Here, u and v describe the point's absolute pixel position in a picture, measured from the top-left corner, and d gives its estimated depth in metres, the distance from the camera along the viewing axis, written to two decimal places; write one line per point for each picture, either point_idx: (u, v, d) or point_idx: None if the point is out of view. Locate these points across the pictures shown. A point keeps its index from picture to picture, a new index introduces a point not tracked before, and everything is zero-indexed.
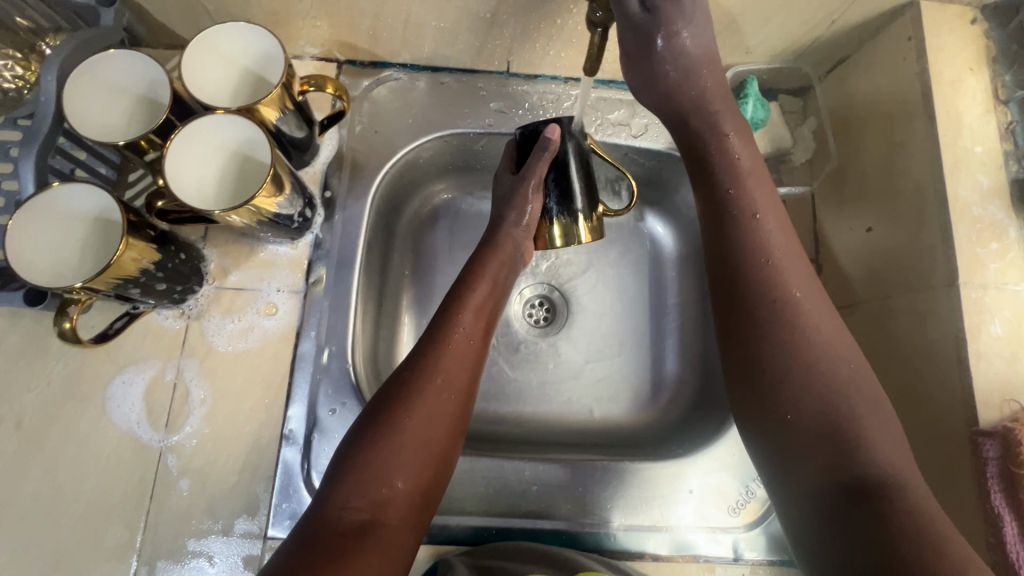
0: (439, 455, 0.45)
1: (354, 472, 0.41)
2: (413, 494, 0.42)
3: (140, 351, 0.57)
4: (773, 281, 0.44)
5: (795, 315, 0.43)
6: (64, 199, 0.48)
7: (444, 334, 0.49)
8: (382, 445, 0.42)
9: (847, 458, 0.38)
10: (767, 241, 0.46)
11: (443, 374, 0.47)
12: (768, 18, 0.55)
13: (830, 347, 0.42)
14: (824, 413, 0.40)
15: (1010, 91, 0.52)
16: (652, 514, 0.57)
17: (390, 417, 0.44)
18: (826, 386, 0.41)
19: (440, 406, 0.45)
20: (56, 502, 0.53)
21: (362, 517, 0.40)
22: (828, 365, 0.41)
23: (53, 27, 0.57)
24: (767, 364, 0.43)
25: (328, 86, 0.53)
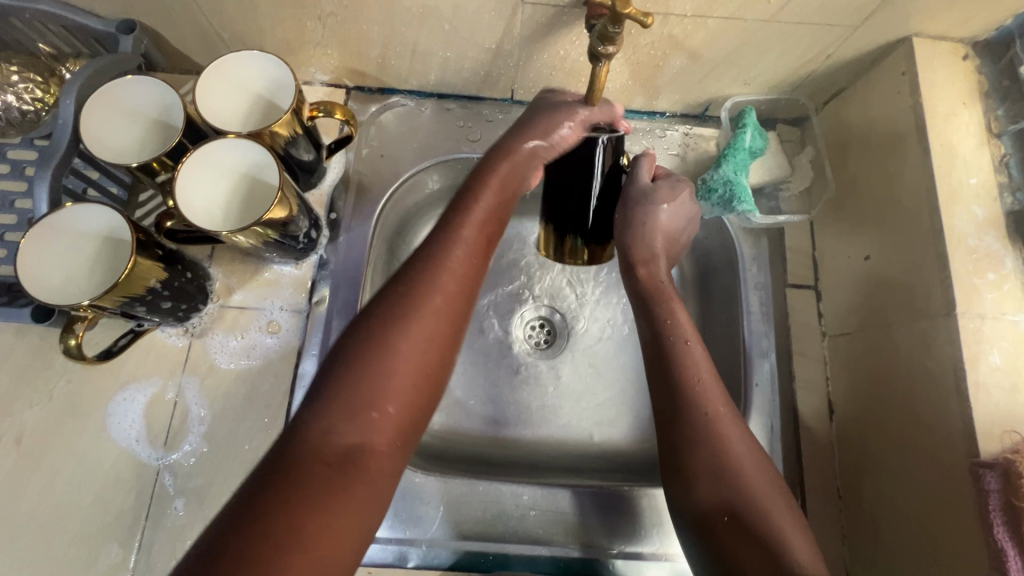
0: (432, 375, 0.42)
1: (343, 393, 0.39)
2: (403, 418, 0.40)
3: (142, 369, 0.57)
4: (701, 401, 0.48)
5: (720, 432, 0.47)
6: (75, 220, 0.49)
7: (442, 256, 0.46)
8: (371, 368, 0.40)
9: (776, 561, 0.40)
10: (695, 366, 0.50)
11: (440, 290, 0.44)
12: (765, 52, 0.57)
13: (748, 466, 0.45)
14: (753, 513, 0.43)
15: (1003, 125, 0.53)
16: (651, 542, 0.57)
17: (374, 339, 0.41)
18: (745, 498, 0.43)
19: (434, 326, 0.43)
20: (50, 521, 0.53)
21: (350, 443, 0.37)
22: (748, 482, 0.44)
23: (73, 52, 0.59)
24: (695, 470, 0.45)
25: (337, 111, 0.55)
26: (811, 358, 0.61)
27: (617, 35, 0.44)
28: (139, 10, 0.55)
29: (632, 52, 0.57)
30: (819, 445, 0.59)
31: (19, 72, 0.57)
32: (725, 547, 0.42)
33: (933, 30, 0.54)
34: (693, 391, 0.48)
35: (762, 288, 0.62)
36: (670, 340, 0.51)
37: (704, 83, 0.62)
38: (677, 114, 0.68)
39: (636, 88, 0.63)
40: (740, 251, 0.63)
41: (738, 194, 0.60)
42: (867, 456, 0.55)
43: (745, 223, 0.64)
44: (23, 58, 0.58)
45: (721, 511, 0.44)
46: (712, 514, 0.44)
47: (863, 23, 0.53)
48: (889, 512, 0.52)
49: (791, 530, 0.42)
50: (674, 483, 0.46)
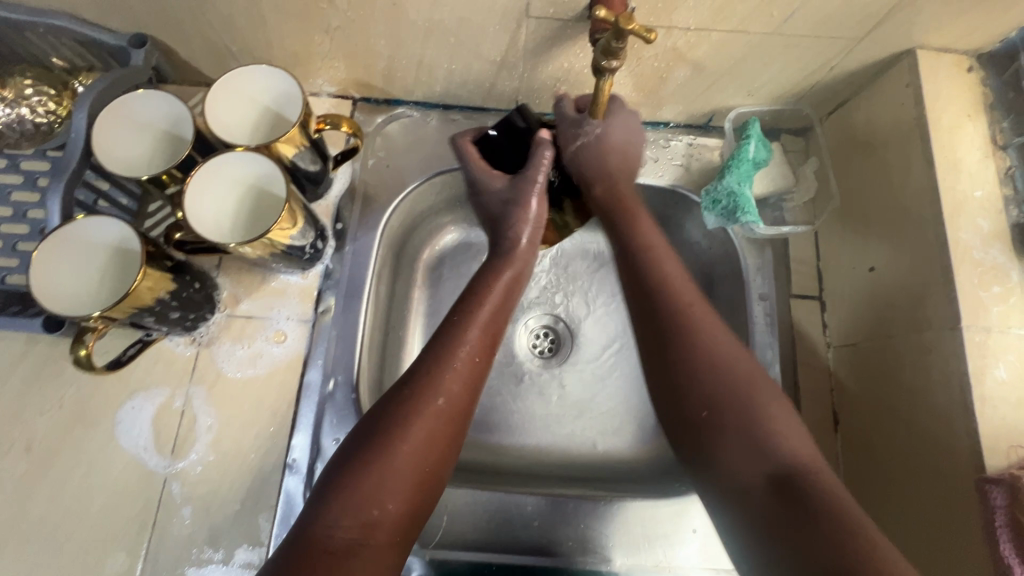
0: (430, 477, 0.44)
1: (350, 488, 0.41)
2: (403, 513, 0.42)
3: (150, 377, 0.58)
4: (678, 304, 0.50)
5: (697, 330, 0.48)
6: (86, 232, 0.50)
7: (447, 357, 0.48)
8: (376, 466, 0.42)
9: (764, 450, 0.42)
10: (671, 278, 0.51)
11: (445, 392, 0.46)
12: (769, 64, 0.57)
13: (728, 354, 0.47)
14: (735, 400, 0.45)
15: (1008, 137, 0.53)
16: (655, 553, 0.56)
17: (383, 434, 0.43)
18: (725, 384, 0.45)
19: (437, 427, 0.45)
20: (59, 528, 0.53)
21: (352, 537, 0.39)
22: (731, 378, 0.46)
23: (86, 65, 0.60)
24: (682, 374, 0.47)
25: (343, 124, 0.56)
26: (815, 369, 0.61)
27: (621, 50, 0.45)
28: (151, 25, 0.56)
29: (637, 64, 0.57)
30: (824, 457, 0.59)
31: (32, 85, 0.59)
32: (710, 438, 0.44)
33: (937, 42, 0.54)
34: (670, 296, 0.50)
35: (766, 299, 0.62)
36: (641, 255, 0.53)
37: (708, 94, 0.62)
38: (681, 124, 0.68)
39: (640, 99, 0.63)
40: (744, 261, 0.63)
41: (742, 206, 0.60)
42: (873, 468, 0.55)
43: (749, 233, 0.64)
44: (37, 70, 0.60)
45: (703, 405, 0.45)
46: (697, 408, 0.46)
47: (867, 35, 0.53)
48: (894, 525, 0.52)
49: (771, 414, 0.44)
50: (664, 394, 0.48)
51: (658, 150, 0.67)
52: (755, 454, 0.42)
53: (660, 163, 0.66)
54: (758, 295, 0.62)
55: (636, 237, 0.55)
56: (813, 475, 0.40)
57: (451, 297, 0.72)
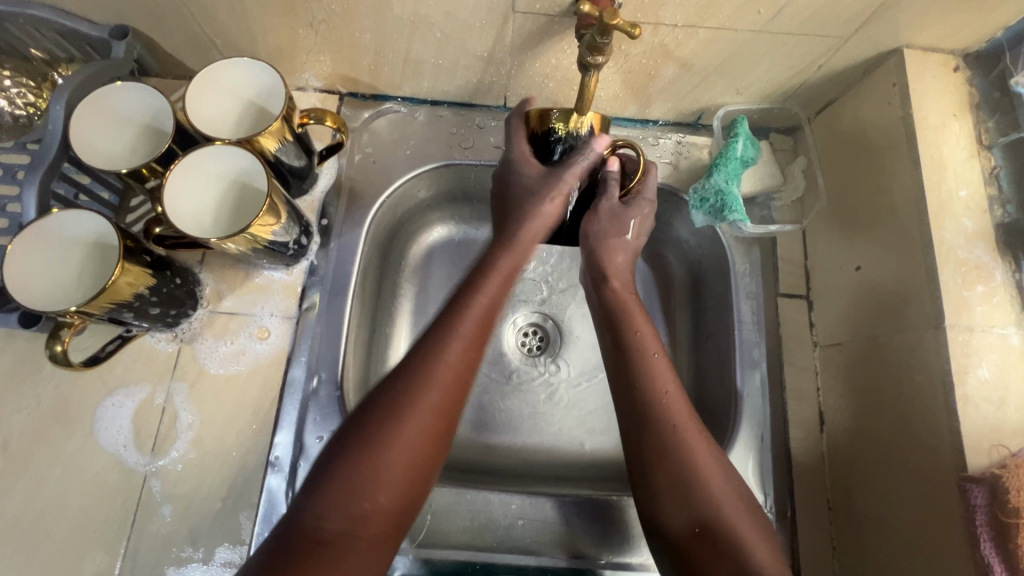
0: (426, 468, 0.44)
1: (339, 484, 0.41)
2: (395, 506, 0.42)
3: (131, 373, 0.57)
4: (667, 412, 0.48)
5: (692, 452, 0.47)
6: (63, 225, 0.49)
7: (444, 343, 0.47)
8: (368, 460, 0.41)
9: (734, 548, 0.43)
10: (656, 378, 0.50)
11: (438, 385, 0.45)
12: (756, 62, 0.57)
13: (714, 477, 0.46)
14: (726, 533, 0.44)
15: (993, 137, 0.53)
16: (640, 552, 0.56)
17: (373, 428, 0.43)
18: (712, 510, 0.45)
19: (431, 422, 0.44)
20: (36, 527, 0.53)
21: (341, 528, 0.40)
22: (709, 479, 0.46)
23: (67, 56, 0.59)
24: (659, 472, 0.46)
25: (327, 119, 0.55)
26: (801, 368, 0.61)
27: (606, 46, 0.45)
28: (132, 16, 0.55)
29: (624, 61, 0.57)
30: (809, 456, 0.59)
31: (10, 77, 0.58)
32: (685, 534, 0.45)
33: (924, 42, 0.54)
34: (662, 404, 0.49)
35: (753, 298, 0.62)
36: (630, 342, 0.52)
37: (697, 91, 0.62)
38: (670, 122, 0.68)
39: (629, 96, 0.63)
40: (733, 261, 0.63)
41: (730, 204, 0.60)
42: (856, 466, 0.55)
43: (737, 232, 0.63)
44: (16, 62, 0.58)
45: (684, 506, 0.45)
46: (686, 530, 0.45)
47: (854, 34, 0.53)
48: (878, 524, 0.52)
49: (757, 546, 0.44)
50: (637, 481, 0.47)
51: (647, 148, 0.67)
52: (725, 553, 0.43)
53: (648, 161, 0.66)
54: (745, 293, 0.62)
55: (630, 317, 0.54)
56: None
57: (438, 296, 0.71)
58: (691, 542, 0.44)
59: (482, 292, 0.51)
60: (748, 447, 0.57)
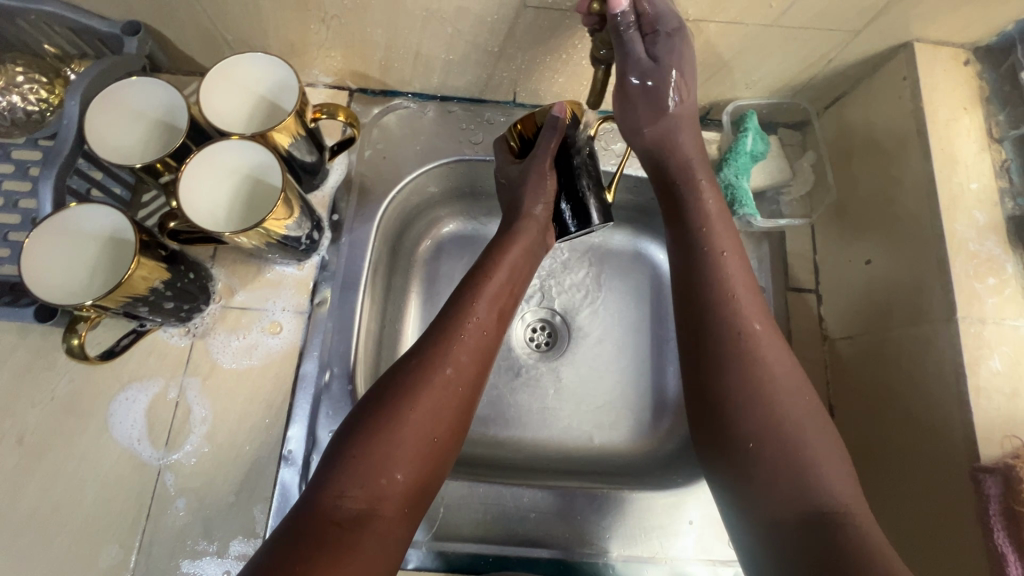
0: (441, 448, 0.45)
1: (355, 462, 0.41)
2: (411, 486, 0.43)
3: (144, 368, 0.57)
4: (739, 321, 0.48)
5: (755, 358, 0.46)
6: (80, 220, 0.49)
7: (455, 324, 0.49)
8: (387, 436, 0.42)
9: (802, 482, 0.42)
10: (732, 289, 0.49)
11: (453, 364, 0.47)
12: (766, 57, 0.57)
13: (783, 392, 0.45)
14: (780, 443, 0.43)
15: (1004, 130, 0.53)
16: (650, 545, 0.57)
17: (391, 404, 0.44)
18: (772, 421, 0.44)
19: (446, 400, 0.46)
20: (51, 520, 0.53)
21: (361, 507, 0.40)
22: (781, 401, 0.45)
23: (79, 52, 0.59)
24: (730, 391, 0.46)
25: (340, 114, 0.55)
26: (811, 361, 0.61)
27: None
28: (144, 12, 0.55)
29: None
30: None
31: (23, 72, 0.58)
32: (747, 455, 0.44)
33: (934, 36, 0.54)
34: (733, 318, 0.48)
35: (763, 292, 0.62)
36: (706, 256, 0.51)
37: (706, 87, 0.62)
38: None
39: None
40: (743, 255, 0.63)
41: (739, 198, 0.61)
42: (867, 459, 0.55)
43: (747, 226, 0.64)
44: (28, 58, 0.58)
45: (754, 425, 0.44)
46: (740, 438, 0.44)
47: (865, 28, 0.53)
48: (890, 515, 0.52)
49: (826, 465, 0.42)
50: (703, 407, 0.47)
51: None
52: (791, 485, 0.42)
53: None
54: None
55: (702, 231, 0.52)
56: (849, 516, 0.40)
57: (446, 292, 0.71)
58: (745, 451, 0.44)
59: (492, 275, 0.53)
60: None
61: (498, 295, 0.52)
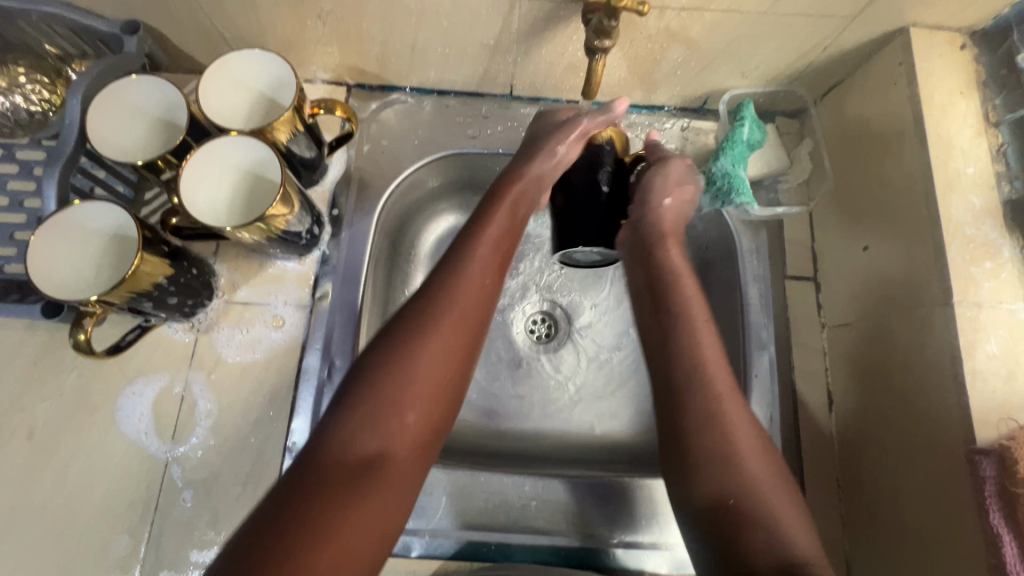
0: (450, 386, 0.45)
1: (361, 408, 0.41)
2: (421, 432, 0.43)
3: (150, 363, 0.58)
4: (703, 361, 0.50)
5: (727, 418, 0.48)
6: (84, 216, 0.50)
7: (458, 266, 0.49)
8: (393, 379, 0.42)
9: (757, 513, 0.44)
10: (693, 330, 0.51)
11: (458, 305, 0.47)
12: (761, 45, 0.57)
13: (739, 428, 0.47)
14: (732, 474, 0.46)
15: (1001, 114, 0.53)
16: (650, 532, 0.57)
17: (394, 350, 0.44)
18: (727, 454, 0.46)
19: (453, 342, 0.46)
20: (62, 512, 0.54)
21: (373, 450, 0.40)
22: (737, 439, 0.47)
23: (79, 52, 0.60)
24: (688, 432, 0.48)
25: (338, 109, 0.55)
26: (809, 348, 0.62)
27: (614, 28, 0.46)
28: (142, 11, 0.56)
29: (630, 46, 0.57)
30: (818, 436, 0.59)
31: (27, 74, 0.59)
32: (702, 489, 0.46)
33: (930, 20, 0.54)
34: (698, 358, 0.50)
35: (760, 281, 0.63)
36: (683, 316, 0.52)
37: (703, 76, 0.62)
38: (676, 108, 0.68)
39: (634, 82, 0.63)
40: (738, 243, 0.64)
41: (737, 186, 0.60)
42: (865, 443, 0.56)
43: (744, 215, 0.64)
44: (30, 59, 0.59)
45: (716, 461, 0.46)
46: (701, 464, 0.47)
47: (860, 14, 0.53)
48: (888, 501, 0.52)
49: (774, 492, 0.45)
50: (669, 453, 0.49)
51: (653, 134, 0.67)
52: (742, 515, 0.44)
53: None
54: (752, 276, 0.63)
55: (661, 269, 0.55)
56: (797, 546, 0.42)
57: None
58: (704, 478, 0.46)
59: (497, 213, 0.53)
60: None
61: (503, 237, 0.52)
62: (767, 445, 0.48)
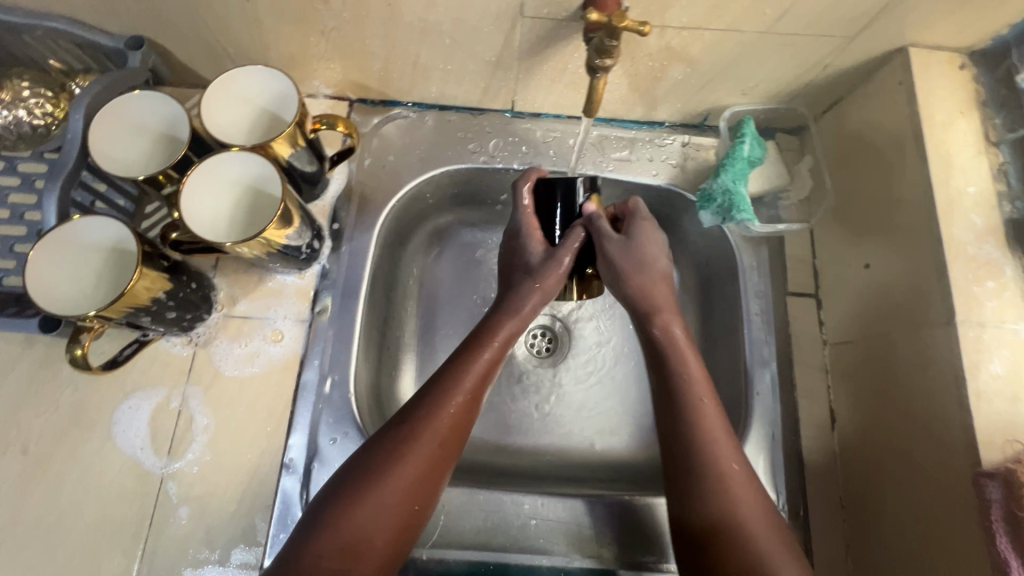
0: (411, 517, 0.45)
1: (331, 529, 0.42)
2: (382, 553, 0.43)
3: (147, 378, 0.58)
4: (701, 422, 0.49)
5: (721, 464, 0.47)
6: (83, 231, 0.50)
7: (439, 398, 0.49)
8: (358, 506, 0.43)
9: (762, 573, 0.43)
10: (696, 392, 0.50)
11: (431, 438, 0.47)
12: (761, 63, 0.57)
13: (742, 484, 0.47)
14: (745, 543, 0.44)
15: (1000, 134, 0.53)
16: (652, 552, 0.56)
17: (369, 478, 0.44)
18: (738, 519, 0.45)
19: (422, 468, 0.46)
20: (55, 529, 0.53)
21: (333, 574, 0.40)
22: (737, 499, 0.46)
23: (83, 67, 0.60)
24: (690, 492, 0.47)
25: (339, 124, 0.56)
26: (811, 366, 0.61)
27: (615, 49, 0.46)
28: (146, 26, 0.56)
29: (631, 63, 0.57)
30: (822, 456, 0.58)
31: (29, 87, 0.59)
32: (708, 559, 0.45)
33: (929, 40, 0.54)
34: (692, 408, 0.50)
35: (762, 297, 0.62)
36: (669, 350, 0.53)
37: (703, 93, 0.62)
38: (677, 123, 0.68)
39: (635, 99, 0.63)
40: (740, 259, 0.64)
41: (738, 203, 0.60)
42: (868, 463, 0.55)
43: (745, 231, 0.64)
44: (35, 74, 0.60)
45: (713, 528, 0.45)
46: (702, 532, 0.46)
47: (859, 34, 0.53)
48: (891, 522, 0.52)
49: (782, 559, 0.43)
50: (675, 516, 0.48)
51: (654, 150, 0.67)
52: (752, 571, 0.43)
53: (655, 163, 0.67)
54: (754, 293, 0.62)
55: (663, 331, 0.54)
56: None
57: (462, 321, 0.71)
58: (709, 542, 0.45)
59: (487, 349, 0.52)
60: (760, 446, 0.57)
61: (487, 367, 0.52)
62: (772, 512, 0.47)
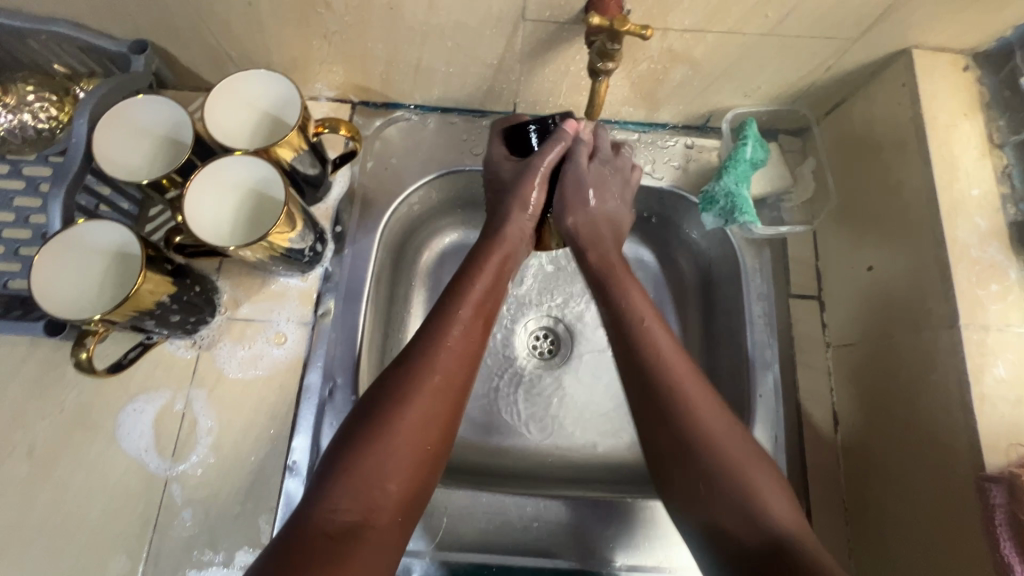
0: (429, 455, 0.44)
1: (348, 474, 0.40)
2: (402, 496, 0.42)
3: (151, 380, 0.58)
4: (660, 358, 0.47)
5: (687, 395, 0.46)
6: (88, 235, 0.50)
7: (441, 334, 0.48)
8: (375, 444, 0.41)
9: (751, 510, 0.41)
10: (646, 323, 0.49)
11: (440, 368, 0.46)
12: (764, 65, 0.57)
13: (713, 419, 0.45)
14: (733, 484, 0.42)
15: (1004, 136, 0.53)
16: (654, 555, 0.56)
17: (379, 415, 0.43)
18: (719, 461, 0.43)
19: (437, 405, 0.45)
20: (60, 531, 0.54)
21: (352, 519, 0.39)
22: (715, 443, 0.44)
23: (87, 71, 0.60)
24: (664, 443, 0.45)
25: (342, 128, 0.56)
26: (814, 368, 0.61)
27: (616, 52, 0.46)
28: (149, 31, 0.56)
29: (633, 66, 0.57)
30: (825, 458, 0.58)
31: (34, 92, 0.60)
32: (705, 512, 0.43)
33: (933, 41, 0.54)
34: (647, 340, 0.48)
35: (765, 299, 0.62)
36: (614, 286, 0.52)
37: (706, 95, 0.62)
38: (679, 125, 0.68)
39: (638, 101, 0.63)
40: (742, 262, 0.63)
41: (739, 206, 0.60)
42: (870, 466, 0.55)
43: (747, 233, 0.64)
44: (39, 78, 0.60)
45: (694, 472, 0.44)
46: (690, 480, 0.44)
47: (862, 36, 0.53)
48: (895, 525, 0.52)
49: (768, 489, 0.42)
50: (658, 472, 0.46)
51: (657, 152, 0.67)
52: (742, 516, 0.41)
53: (657, 166, 0.66)
54: (756, 295, 0.62)
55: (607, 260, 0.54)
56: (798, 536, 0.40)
57: None
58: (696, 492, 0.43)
59: (477, 281, 0.52)
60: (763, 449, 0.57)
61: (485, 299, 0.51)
62: (754, 450, 0.44)
